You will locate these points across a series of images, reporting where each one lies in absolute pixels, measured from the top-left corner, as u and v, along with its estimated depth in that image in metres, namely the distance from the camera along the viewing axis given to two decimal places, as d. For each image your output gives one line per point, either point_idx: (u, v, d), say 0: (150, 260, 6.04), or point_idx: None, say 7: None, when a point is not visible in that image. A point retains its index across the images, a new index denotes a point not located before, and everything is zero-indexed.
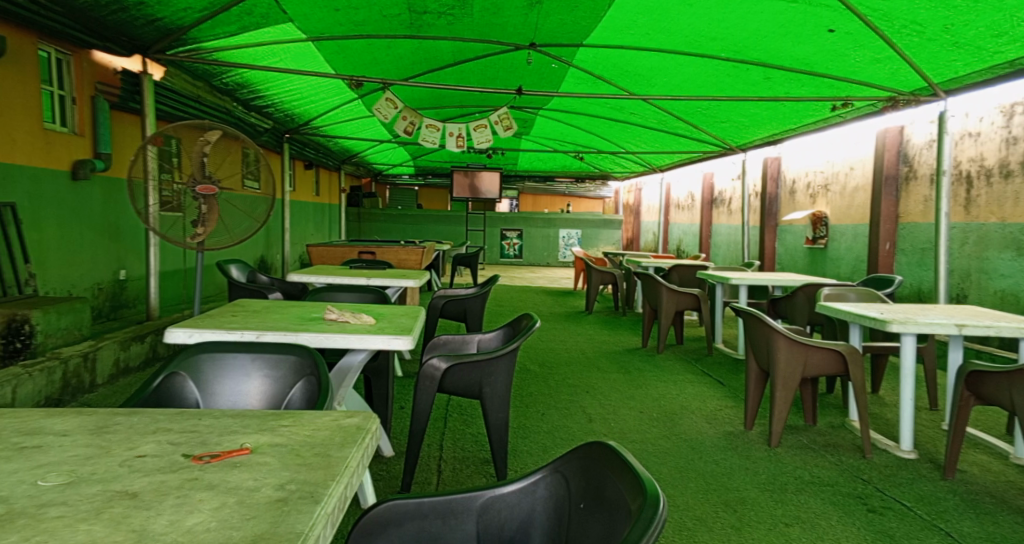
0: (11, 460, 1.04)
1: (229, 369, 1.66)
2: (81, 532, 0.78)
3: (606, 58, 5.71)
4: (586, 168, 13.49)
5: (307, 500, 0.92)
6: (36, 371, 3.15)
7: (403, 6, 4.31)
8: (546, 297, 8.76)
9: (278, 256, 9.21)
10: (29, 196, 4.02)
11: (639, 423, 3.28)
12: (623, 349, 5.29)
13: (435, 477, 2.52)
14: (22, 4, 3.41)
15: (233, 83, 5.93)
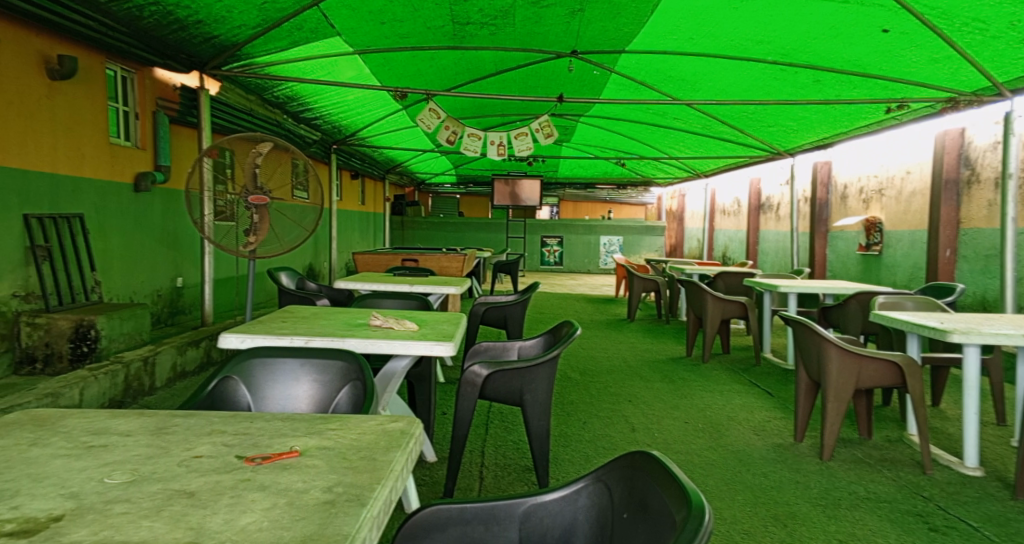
0: (80, 458, 1.11)
1: (279, 373, 1.72)
2: (144, 528, 0.83)
3: (649, 63, 5.66)
4: (627, 174, 13.36)
5: (353, 503, 0.94)
6: (101, 374, 3.34)
7: (446, 17, 4.40)
8: (587, 305, 8.70)
9: (325, 264, 9.49)
10: (95, 207, 4.28)
11: (683, 434, 3.21)
12: (666, 358, 5.20)
13: (477, 484, 2.54)
14: (93, 27, 3.66)
15: (283, 97, 6.17)
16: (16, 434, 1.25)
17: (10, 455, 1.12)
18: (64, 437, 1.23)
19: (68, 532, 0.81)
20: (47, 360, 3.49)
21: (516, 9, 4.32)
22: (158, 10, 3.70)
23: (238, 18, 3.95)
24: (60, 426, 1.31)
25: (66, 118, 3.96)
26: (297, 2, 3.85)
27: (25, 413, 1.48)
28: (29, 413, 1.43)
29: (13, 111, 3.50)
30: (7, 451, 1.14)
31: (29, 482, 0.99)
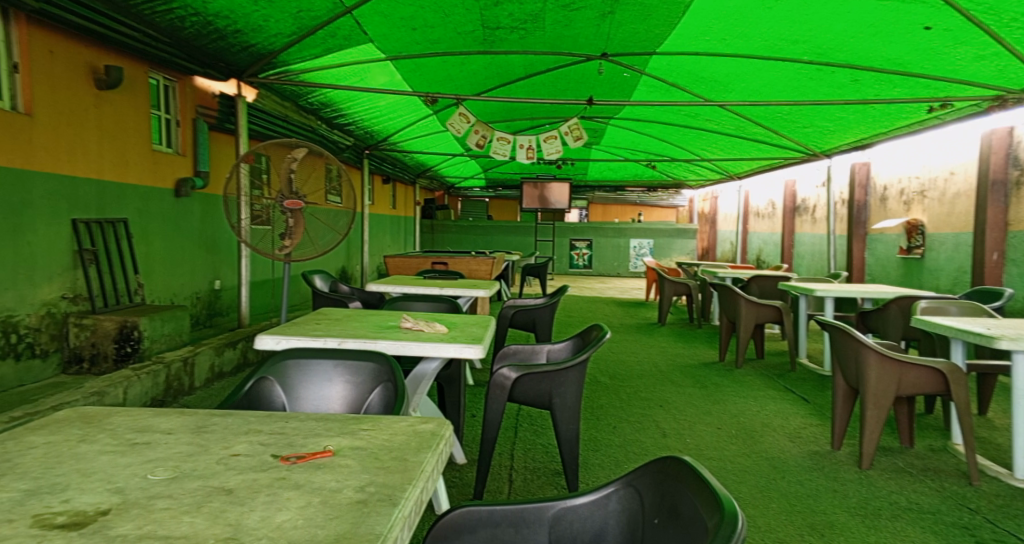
0: (125, 455, 1.16)
1: (313, 374, 1.76)
2: (185, 524, 0.87)
3: (680, 65, 5.61)
4: (658, 176, 13.22)
5: (385, 502, 0.96)
6: (143, 374, 3.47)
7: (476, 23, 4.45)
8: (616, 308, 8.63)
9: (357, 266, 9.65)
10: (139, 212, 4.46)
11: (716, 440, 3.16)
12: (697, 362, 5.12)
13: (506, 486, 2.55)
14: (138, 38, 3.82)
15: (318, 103, 6.32)
16: (66, 431, 1.31)
17: (61, 451, 1.18)
18: (110, 435, 1.29)
19: (114, 526, 0.86)
20: (93, 360, 3.67)
21: (546, 12, 4.33)
22: (198, 20, 3.84)
23: (274, 27, 4.07)
24: (106, 423, 1.37)
25: (112, 125, 4.14)
26: (331, 10, 3.94)
27: (74, 410, 1.55)
28: (78, 411, 1.50)
29: (64, 121, 3.69)
30: (57, 447, 1.20)
31: (78, 477, 1.05)
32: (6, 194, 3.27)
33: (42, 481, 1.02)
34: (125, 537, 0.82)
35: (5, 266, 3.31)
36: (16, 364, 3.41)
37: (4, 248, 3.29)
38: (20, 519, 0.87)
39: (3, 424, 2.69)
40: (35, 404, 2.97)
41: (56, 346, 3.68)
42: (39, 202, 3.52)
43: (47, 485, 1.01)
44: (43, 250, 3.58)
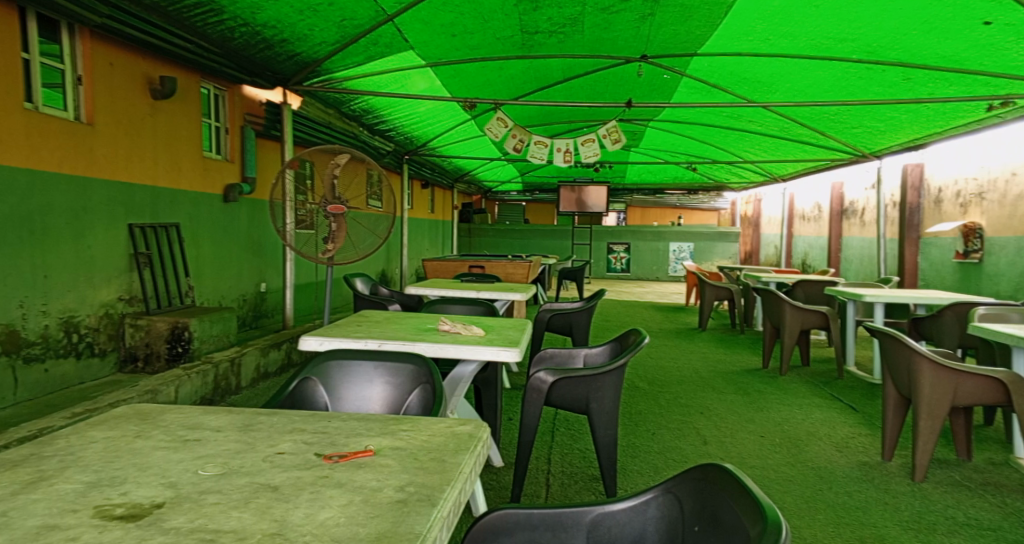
0: (177, 451, 1.22)
1: (354, 375, 1.81)
2: (234, 518, 0.91)
3: (722, 66, 5.50)
4: (698, 179, 12.98)
5: (425, 502, 0.98)
6: (193, 373, 3.62)
7: (515, 28, 4.49)
8: (655, 313, 8.51)
9: (396, 270, 9.83)
10: (190, 217, 4.67)
11: (759, 448, 3.08)
12: (740, 369, 4.99)
13: (543, 491, 2.55)
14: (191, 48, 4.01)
15: (360, 110, 6.49)
16: (123, 427, 1.39)
17: (119, 445, 1.25)
18: (164, 431, 1.36)
19: (168, 519, 0.90)
20: (147, 359, 3.88)
21: (584, 16, 4.33)
22: (247, 30, 4.00)
23: (318, 35, 4.20)
24: (160, 420, 1.44)
25: (166, 133, 4.34)
26: (373, 19, 4.04)
27: (131, 407, 1.64)
28: (134, 408, 1.59)
29: (122, 130, 3.90)
30: (116, 442, 1.27)
31: (135, 470, 1.11)
32: (69, 200, 3.48)
33: (102, 474, 1.09)
34: (179, 530, 0.87)
35: (68, 269, 3.51)
36: (77, 362, 3.61)
37: (67, 251, 3.50)
38: (83, 509, 0.93)
39: (66, 419, 2.86)
40: (95, 401, 3.14)
41: (113, 345, 3.88)
42: (99, 208, 3.73)
43: (108, 477, 1.07)
44: (102, 253, 3.78)
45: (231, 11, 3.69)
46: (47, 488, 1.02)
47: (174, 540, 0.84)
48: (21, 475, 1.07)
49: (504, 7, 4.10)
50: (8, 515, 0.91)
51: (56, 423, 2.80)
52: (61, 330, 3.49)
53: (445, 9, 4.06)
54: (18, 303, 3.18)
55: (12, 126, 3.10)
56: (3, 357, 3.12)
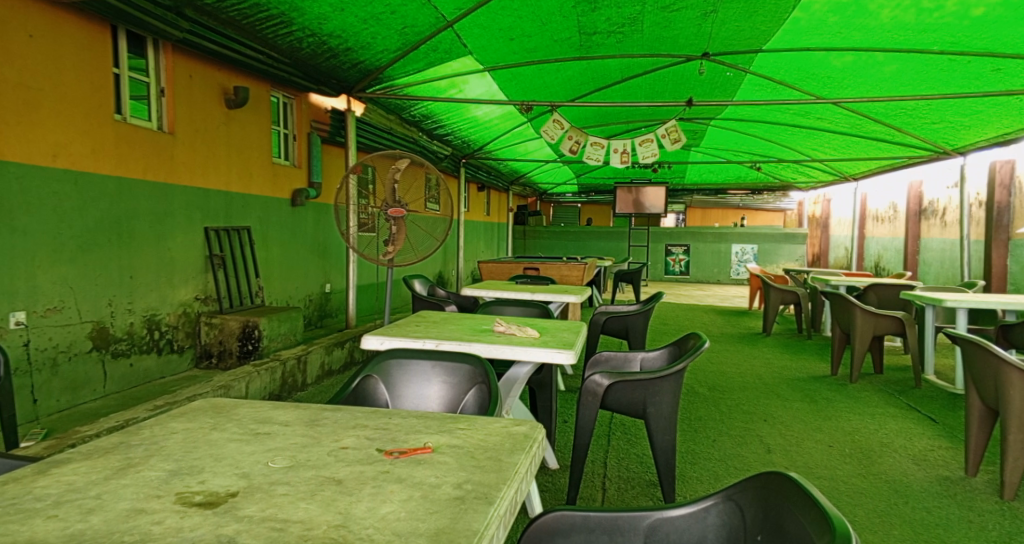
0: (249, 443, 1.31)
1: (413, 374, 1.87)
2: (302, 509, 0.97)
3: (790, 61, 5.28)
4: (762, 179, 12.51)
5: (482, 500, 1.01)
6: (263, 370, 3.83)
7: (574, 29, 4.50)
8: (716, 317, 8.26)
9: (453, 271, 10.02)
10: (260, 220, 4.93)
11: (828, 458, 2.94)
12: (807, 376, 4.77)
13: (600, 494, 2.53)
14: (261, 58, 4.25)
15: (419, 115, 6.66)
16: (201, 419, 1.50)
17: (197, 436, 1.36)
18: (237, 424, 1.45)
19: (242, 507, 0.97)
20: (220, 355, 4.14)
21: (644, 15, 4.28)
22: (314, 41, 4.19)
23: (381, 43, 4.35)
24: (234, 414, 1.54)
25: (239, 141, 4.61)
26: (433, 25, 4.15)
27: (207, 400, 1.76)
28: (210, 402, 1.70)
29: (200, 138, 4.18)
30: (194, 433, 1.38)
31: (212, 461, 1.19)
32: (152, 205, 3.76)
33: (182, 463, 1.18)
34: (251, 518, 0.93)
35: (152, 270, 3.80)
36: (158, 357, 3.88)
37: (151, 253, 3.78)
38: (166, 496, 1.02)
39: (149, 410, 3.10)
40: (175, 394, 3.38)
41: (190, 342, 4.16)
42: (178, 212, 4.00)
43: (188, 466, 1.16)
44: (181, 255, 4.06)
45: (300, 21, 3.89)
46: (134, 474, 1.12)
47: (247, 528, 0.90)
48: (112, 461, 1.18)
49: (562, 9, 4.11)
50: (101, 498, 1.01)
51: (140, 414, 3.04)
52: (144, 327, 3.76)
53: (503, 13, 4.12)
54: (107, 302, 3.47)
55: (103, 135, 3.39)
56: (94, 351, 3.40)
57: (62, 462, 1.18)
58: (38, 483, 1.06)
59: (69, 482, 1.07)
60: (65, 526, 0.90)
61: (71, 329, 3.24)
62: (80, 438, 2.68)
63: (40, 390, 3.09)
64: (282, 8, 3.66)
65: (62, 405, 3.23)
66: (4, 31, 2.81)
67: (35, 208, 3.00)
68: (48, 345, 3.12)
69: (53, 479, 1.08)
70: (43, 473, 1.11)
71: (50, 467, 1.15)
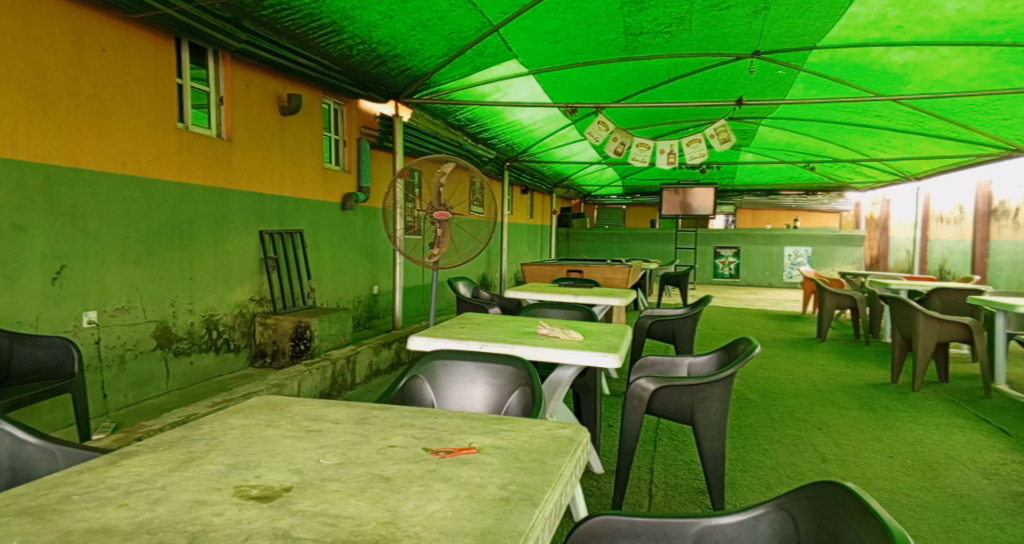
0: (302, 440, 1.37)
1: (458, 375, 1.90)
2: (352, 505, 1.01)
3: (847, 58, 5.09)
4: (817, 179, 12.04)
5: (526, 502, 1.03)
6: (314, 370, 3.96)
7: (620, 31, 4.47)
8: (767, 321, 8.01)
9: (497, 273, 10.08)
10: (312, 224, 5.11)
11: (888, 470, 2.81)
12: (864, 383, 4.56)
13: (646, 501, 2.50)
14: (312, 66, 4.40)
15: (464, 120, 6.76)
16: (257, 416, 1.57)
17: (254, 433, 1.43)
18: (290, 421, 1.52)
19: (295, 502, 1.02)
20: (274, 355, 4.31)
21: (692, 14, 4.21)
22: (364, 48, 4.31)
23: (428, 49, 4.44)
24: (287, 411, 1.62)
25: (292, 147, 4.80)
26: (478, 30, 4.21)
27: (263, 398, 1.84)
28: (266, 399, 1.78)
29: (256, 145, 4.37)
30: (251, 429, 1.45)
31: (267, 456, 1.26)
32: (210, 209, 3.95)
33: (240, 457, 1.25)
34: (304, 512, 0.98)
35: (210, 271, 3.99)
36: (216, 356, 4.08)
37: (210, 255, 3.98)
38: (226, 488, 1.08)
39: (208, 407, 3.26)
40: (232, 392, 3.55)
41: (246, 341, 4.35)
42: (235, 216, 4.19)
43: (245, 461, 1.23)
44: (237, 257, 4.25)
45: (350, 30, 4.01)
46: (196, 467, 1.19)
47: (301, 522, 0.95)
48: (176, 455, 1.25)
49: (608, 10, 4.10)
50: (167, 489, 1.08)
51: (200, 411, 3.21)
52: (203, 327, 3.96)
53: (549, 16, 4.14)
54: (169, 302, 3.67)
55: (167, 143, 3.59)
56: (158, 349, 3.60)
57: (130, 454, 1.26)
58: (110, 473, 1.15)
59: (137, 473, 1.15)
60: (135, 514, 0.97)
61: (137, 327, 3.45)
62: (146, 432, 2.85)
63: (110, 385, 3.30)
64: (333, 17, 3.79)
65: (129, 400, 3.44)
66: (79, 46, 3.03)
67: (106, 213, 3.21)
68: (116, 343, 3.32)
69: (123, 470, 1.17)
70: (114, 464, 1.20)
71: (120, 458, 1.23)
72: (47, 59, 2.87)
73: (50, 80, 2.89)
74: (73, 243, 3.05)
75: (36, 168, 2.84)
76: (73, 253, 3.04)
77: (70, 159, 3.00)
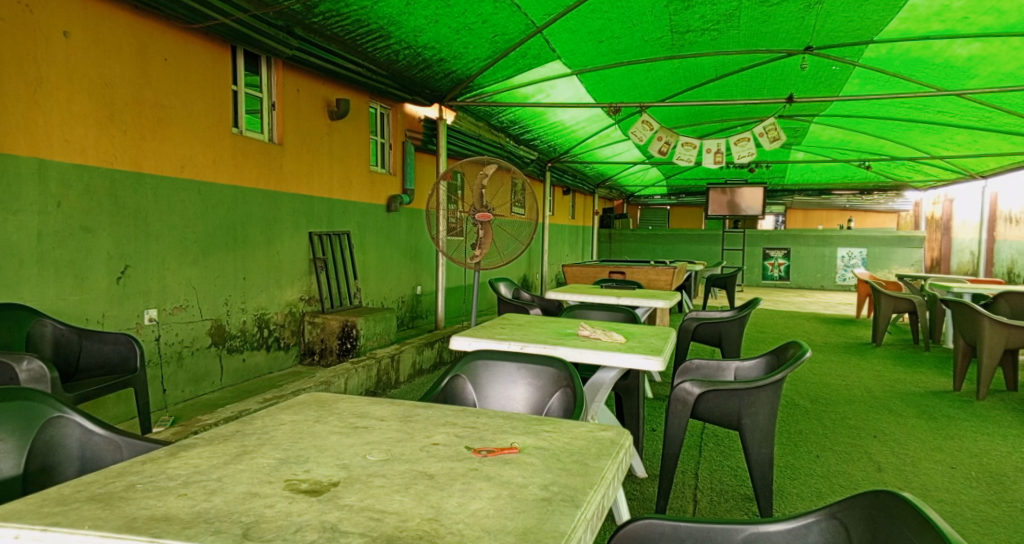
0: (349, 436, 1.41)
1: (500, 375, 1.92)
2: (397, 501, 1.04)
3: (907, 52, 4.86)
4: (873, 178, 11.54)
5: (569, 503, 1.04)
6: (360, 368, 4.08)
7: (665, 29, 4.42)
8: (819, 325, 7.73)
9: (538, 274, 10.09)
10: (358, 225, 5.26)
11: (951, 481, 2.67)
12: (924, 391, 4.34)
13: (690, 506, 2.46)
14: (360, 71, 4.52)
15: (507, 121, 6.81)
16: (306, 412, 1.64)
17: (303, 428, 1.49)
18: (337, 418, 1.57)
19: (343, 496, 1.06)
20: (322, 352, 4.46)
21: (740, 10, 4.12)
22: (410, 53, 4.41)
23: (472, 52, 4.50)
24: (334, 408, 1.68)
25: (341, 151, 4.94)
26: (522, 32, 4.24)
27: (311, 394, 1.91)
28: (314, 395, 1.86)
29: (306, 149, 4.53)
30: (300, 425, 1.51)
31: (315, 451, 1.31)
32: (262, 211, 4.11)
33: (290, 452, 1.30)
34: (351, 507, 1.02)
35: (262, 271, 4.16)
36: (267, 353, 4.25)
37: (262, 256, 4.15)
38: (277, 482, 1.13)
39: (259, 402, 3.40)
40: (282, 388, 3.69)
41: (295, 340, 4.51)
42: (286, 218, 4.35)
43: (294, 455, 1.28)
44: (288, 257, 4.41)
45: (396, 35, 4.10)
46: (249, 461, 1.25)
47: (348, 516, 0.98)
48: (230, 448, 1.32)
49: (653, 9, 4.06)
50: (222, 480, 1.14)
51: (252, 406, 3.35)
52: (255, 325, 4.13)
53: (593, 16, 4.13)
54: (224, 301, 3.84)
55: (222, 148, 3.76)
56: (213, 346, 3.78)
57: (189, 447, 1.34)
58: (170, 464, 1.22)
59: (195, 464, 1.22)
60: (193, 503, 1.03)
61: (194, 325, 3.63)
62: (202, 426, 3.00)
63: (169, 380, 3.48)
64: (380, 23, 3.89)
65: (186, 395, 3.61)
66: (143, 57, 3.21)
67: (166, 215, 3.40)
68: (175, 340, 3.50)
69: (182, 461, 1.24)
70: (174, 455, 1.27)
71: (180, 450, 1.31)
72: (114, 69, 3.06)
73: (116, 88, 3.07)
74: (136, 244, 3.23)
75: (104, 173, 3.03)
76: (135, 254, 3.23)
77: (133, 163, 3.18)
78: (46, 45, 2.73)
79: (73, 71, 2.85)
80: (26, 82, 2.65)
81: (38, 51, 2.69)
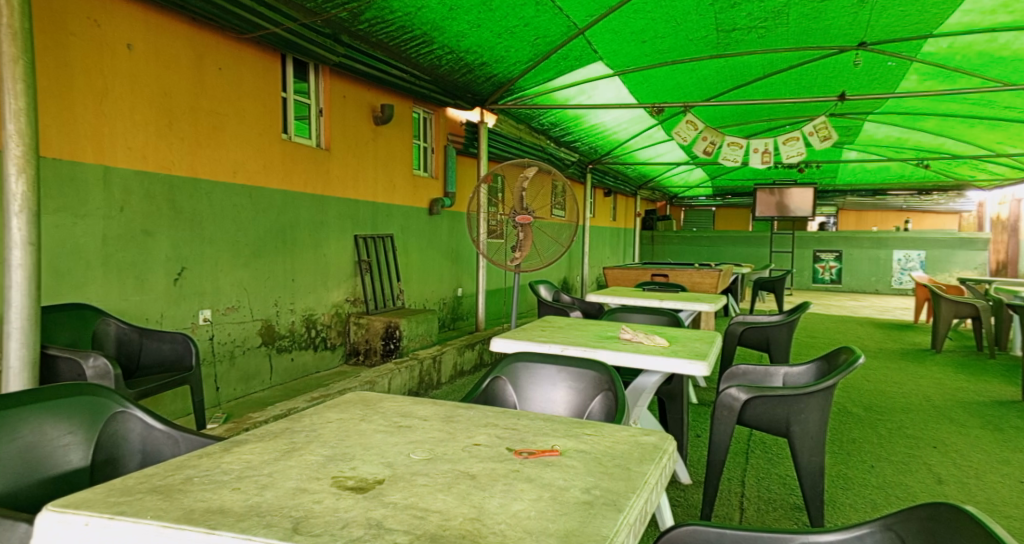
0: (393, 435, 1.46)
1: (540, 377, 1.93)
2: (440, 500, 1.07)
3: (971, 44, 4.62)
4: (932, 177, 10.98)
5: (610, 507, 1.04)
6: (403, 368, 4.16)
7: (710, 28, 4.35)
8: (873, 330, 7.41)
9: (578, 277, 10.05)
10: (401, 228, 5.37)
11: (1019, 496, 2.53)
12: (990, 400, 4.10)
13: (736, 514, 2.41)
14: (404, 76, 4.62)
15: (548, 123, 6.83)
16: (351, 410, 1.69)
17: (349, 426, 1.54)
18: (382, 417, 1.62)
19: (388, 494, 1.09)
20: (366, 353, 4.57)
21: (790, 7, 4.01)
22: (453, 57, 4.48)
23: (514, 55, 4.54)
24: (379, 407, 1.72)
25: (385, 155, 5.06)
26: (564, 34, 4.25)
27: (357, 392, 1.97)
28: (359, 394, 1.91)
29: (352, 154, 4.66)
30: (346, 423, 1.56)
31: (360, 449, 1.35)
32: (310, 214, 4.26)
33: (337, 449, 1.35)
34: (396, 505, 1.05)
35: (309, 273, 4.30)
36: (314, 353, 4.39)
37: (310, 258, 4.29)
38: (325, 478, 1.17)
39: (307, 401, 3.52)
40: (328, 388, 3.80)
41: (341, 340, 4.64)
42: (332, 221, 4.49)
43: (341, 453, 1.33)
44: (335, 259, 4.55)
45: (439, 40, 4.18)
46: (298, 457, 1.30)
47: (393, 513, 1.01)
48: (280, 445, 1.38)
49: (698, 7, 4.00)
50: (273, 476, 1.19)
51: (300, 404, 3.47)
52: (303, 326, 4.27)
53: (635, 16, 4.10)
54: (273, 302, 3.99)
55: (272, 153, 3.91)
56: (263, 345, 3.93)
57: (241, 442, 1.40)
58: (225, 459, 1.28)
59: (247, 459, 1.28)
60: (246, 497, 1.08)
61: (245, 325, 3.78)
62: (252, 423, 3.12)
63: (221, 379, 3.63)
64: (423, 28, 3.97)
65: (238, 392, 3.76)
66: (199, 67, 3.38)
67: (221, 218, 3.56)
68: (227, 340, 3.66)
69: (236, 456, 1.30)
70: (228, 450, 1.34)
71: (233, 446, 1.37)
72: (173, 79, 3.23)
73: (175, 97, 3.25)
74: (192, 247, 3.40)
75: (163, 178, 3.21)
76: (192, 256, 3.40)
77: (190, 170, 3.35)
78: (112, 57, 2.91)
79: (135, 82, 3.03)
80: (94, 92, 2.83)
81: (104, 63, 2.87)
